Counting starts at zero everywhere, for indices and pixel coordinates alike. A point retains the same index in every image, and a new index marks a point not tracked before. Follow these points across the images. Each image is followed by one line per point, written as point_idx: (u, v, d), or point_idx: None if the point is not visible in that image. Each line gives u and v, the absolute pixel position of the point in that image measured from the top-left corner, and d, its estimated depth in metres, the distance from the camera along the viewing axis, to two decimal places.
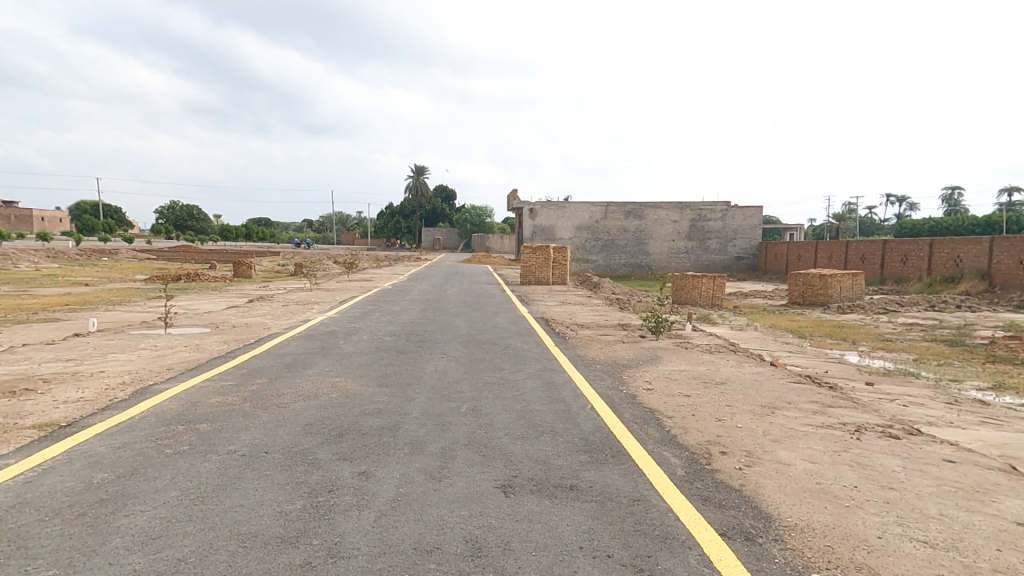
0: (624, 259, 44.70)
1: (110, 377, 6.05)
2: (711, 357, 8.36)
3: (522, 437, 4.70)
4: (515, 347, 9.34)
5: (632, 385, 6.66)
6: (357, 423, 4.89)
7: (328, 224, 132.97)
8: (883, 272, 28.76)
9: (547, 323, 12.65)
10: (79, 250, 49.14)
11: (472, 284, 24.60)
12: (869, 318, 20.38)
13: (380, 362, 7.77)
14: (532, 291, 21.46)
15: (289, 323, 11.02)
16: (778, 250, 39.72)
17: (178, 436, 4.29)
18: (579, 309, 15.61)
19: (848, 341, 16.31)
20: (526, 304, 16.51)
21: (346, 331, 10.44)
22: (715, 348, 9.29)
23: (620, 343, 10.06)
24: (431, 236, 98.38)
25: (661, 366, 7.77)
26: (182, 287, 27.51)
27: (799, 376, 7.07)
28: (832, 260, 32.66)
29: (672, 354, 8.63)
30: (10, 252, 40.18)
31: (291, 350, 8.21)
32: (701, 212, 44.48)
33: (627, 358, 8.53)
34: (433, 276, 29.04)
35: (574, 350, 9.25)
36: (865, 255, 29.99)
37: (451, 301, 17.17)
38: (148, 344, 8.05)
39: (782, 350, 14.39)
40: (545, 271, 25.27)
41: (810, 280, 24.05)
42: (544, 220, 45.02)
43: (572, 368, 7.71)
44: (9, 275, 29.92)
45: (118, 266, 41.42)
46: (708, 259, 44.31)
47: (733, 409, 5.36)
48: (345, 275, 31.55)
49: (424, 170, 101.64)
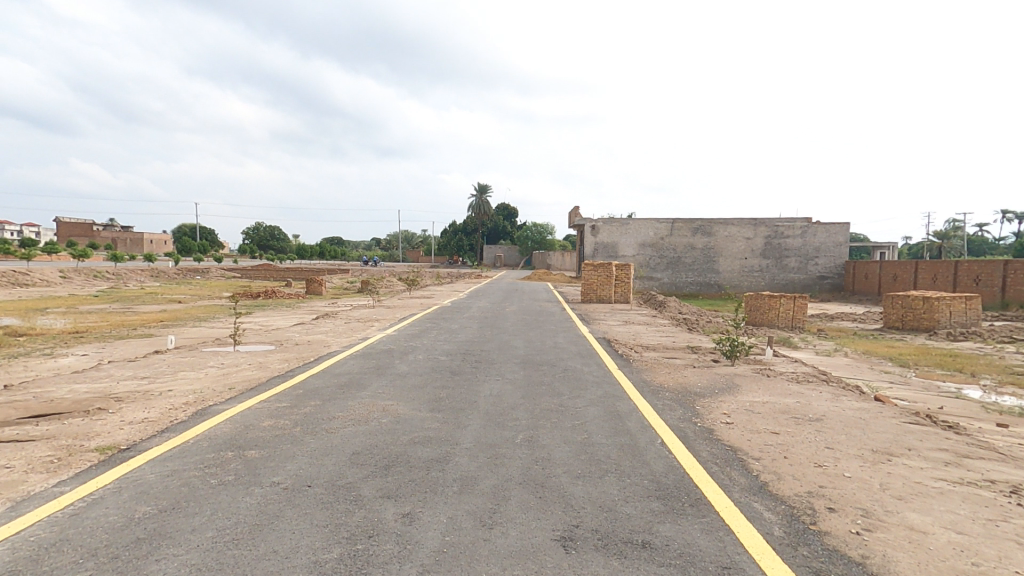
0: (691, 277, 42.74)
1: (176, 396, 6.16)
2: (799, 387, 7.42)
3: (584, 477, 4.17)
4: (575, 370, 8.80)
5: (708, 415, 5.95)
6: (405, 454, 4.58)
7: (395, 242, 138.33)
8: (1004, 296, 25.50)
9: (609, 343, 11.99)
10: (177, 270, 53.90)
11: (532, 301, 24.27)
12: (986, 347, 17.94)
13: (435, 384, 7.51)
14: (595, 309, 20.76)
15: (349, 341, 11.10)
16: (869, 269, 36.46)
17: (225, 464, 4.15)
18: (644, 329, 14.78)
19: (961, 373, 14.31)
20: (588, 323, 15.90)
21: (404, 350, 10.34)
22: (803, 377, 8.29)
23: (692, 368, 9.25)
24: (493, 254, 99.64)
25: (740, 395, 6.95)
26: (260, 304, 29.19)
27: (915, 415, 6.05)
28: (936, 281, 29.44)
29: (752, 383, 7.74)
30: (121, 273, 44.74)
31: (348, 370, 8.14)
32: (778, 228, 41.78)
33: (700, 384, 7.74)
34: (493, 293, 29.04)
35: (639, 374, 8.58)
36: (982, 276, 26.75)
37: (510, 319, 16.86)
38: (216, 361, 8.27)
39: (880, 381, 12.81)
40: (607, 289, 24.46)
41: (911, 303, 21.68)
42: (606, 237, 44.07)
43: (637, 394, 7.06)
44: (116, 293, 33.11)
45: (208, 283, 44.89)
46: (786, 278, 41.45)
47: (836, 451, 4.56)
48: (408, 292, 32.27)
49: (486, 189, 103.44)
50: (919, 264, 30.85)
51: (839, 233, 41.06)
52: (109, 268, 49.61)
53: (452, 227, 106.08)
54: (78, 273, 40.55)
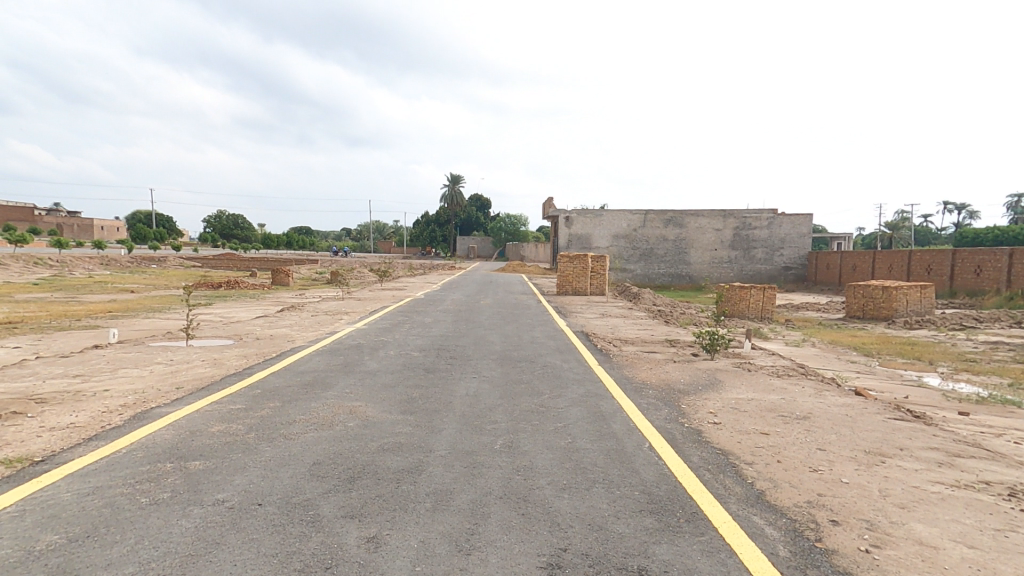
0: (663, 269, 43.12)
1: (113, 398, 5.54)
2: (782, 382, 7.26)
3: (569, 488, 3.83)
4: (553, 367, 8.48)
5: (695, 416, 5.69)
6: (372, 465, 4.14)
7: (365, 232, 135.66)
8: (952, 283, 26.47)
9: (587, 338, 11.72)
10: (131, 259, 51.25)
11: (506, 293, 23.89)
12: (943, 335, 18.54)
13: (406, 383, 7.06)
14: (569, 301, 20.54)
15: (315, 336, 10.49)
16: (831, 260, 37.50)
17: (161, 478, 3.65)
18: (620, 322, 14.58)
19: (923, 361, 14.64)
20: (564, 316, 15.65)
21: (373, 345, 9.81)
22: (782, 370, 8.17)
23: (671, 362, 9.06)
24: (466, 244, 98.80)
25: (724, 392, 6.74)
26: (220, 295, 27.91)
27: (897, 409, 5.95)
28: (891, 270, 30.42)
29: (734, 379, 7.56)
30: (68, 261, 42.20)
31: (313, 367, 7.59)
32: (746, 220, 42.47)
33: (682, 381, 7.52)
34: (466, 285, 28.55)
35: (619, 371, 8.32)
36: (933, 265, 27.67)
37: (485, 312, 16.44)
38: (164, 358, 7.61)
39: (848, 371, 13.00)
40: (582, 281, 24.27)
41: (871, 292, 22.22)
42: (580, 228, 44.01)
43: (620, 394, 6.77)
44: (62, 283, 31.14)
45: (166, 273, 42.80)
46: (753, 269, 42.27)
47: (831, 453, 4.35)
48: (378, 284, 31.42)
49: (459, 179, 102.27)
50: (875, 254, 31.73)
51: (804, 225, 42.02)
52: (57, 257, 46.84)
53: (425, 217, 104.72)
54: (21, 261, 38.07)
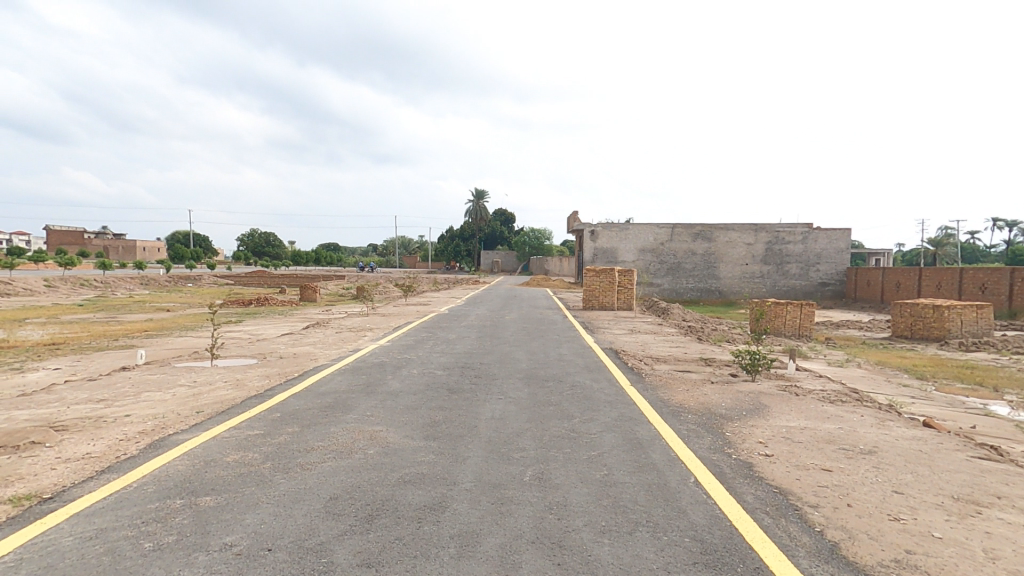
0: (692, 284, 42.12)
1: (132, 424, 5.37)
2: (836, 408, 6.66)
3: (610, 532, 3.41)
4: (584, 387, 8.04)
5: (744, 446, 5.19)
6: (392, 500, 3.79)
7: (391, 247, 137.62)
8: (1011, 304, 24.97)
9: (617, 355, 11.24)
10: (168, 276, 52.95)
11: (532, 308, 23.51)
12: (1001, 356, 17.31)
13: (430, 405, 6.74)
14: (597, 317, 20.04)
15: (339, 354, 10.30)
16: (871, 275, 35.96)
17: (168, 518, 3.37)
18: (651, 339, 14.01)
19: (983, 386, 13.60)
20: (592, 332, 15.18)
21: (396, 364, 9.55)
22: (834, 396, 7.54)
23: (710, 384, 8.52)
24: (490, 259, 99.19)
25: (773, 418, 6.21)
26: (251, 311, 28.37)
27: (975, 443, 5.33)
28: (940, 288, 28.93)
29: (781, 404, 7.00)
30: (109, 279, 43.84)
31: (335, 388, 7.35)
32: (779, 234, 41.25)
33: (724, 405, 6.99)
34: (491, 300, 28.32)
35: (654, 393, 7.83)
36: (988, 284, 26.21)
37: (511, 328, 16.11)
38: (188, 378, 7.49)
39: (901, 394, 12.13)
40: (609, 296, 23.73)
41: (921, 312, 21.03)
42: (606, 243, 43.48)
43: (658, 418, 6.29)
44: (103, 301, 32.20)
45: (200, 290, 43.99)
46: (787, 284, 40.90)
47: (910, 498, 3.82)
48: (404, 299, 31.49)
49: (484, 195, 103.06)
50: (922, 272, 30.28)
51: (841, 239, 40.53)
52: (99, 275, 48.62)
53: (450, 233, 105.74)
54: (65, 278, 39.61)
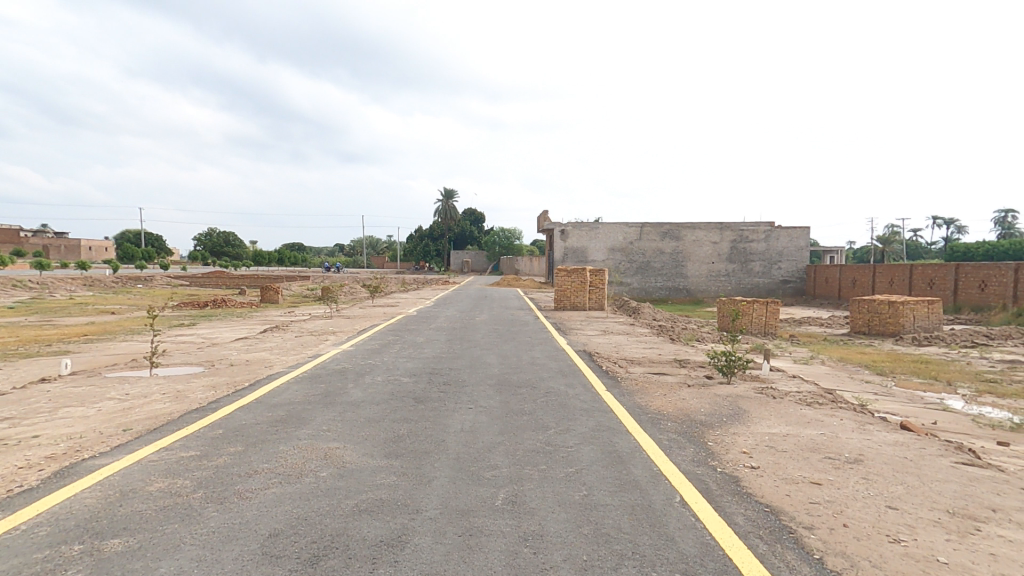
0: (660, 282, 42.54)
1: (42, 447, 4.67)
2: (815, 412, 6.48)
3: (591, 568, 3.03)
4: (558, 393, 7.69)
5: (728, 459, 4.91)
6: (343, 535, 3.31)
7: (358, 247, 134.92)
8: (956, 299, 26.02)
9: (591, 358, 10.94)
10: (118, 278, 50.18)
11: (503, 309, 23.10)
12: (954, 352, 17.89)
13: (394, 416, 6.25)
14: (568, 317, 19.80)
15: (296, 360, 9.63)
16: (830, 273, 37.08)
17: (63, 570, 2.80)
18: (623, 339, 13.79)
19: (941, 381, 13.92)
20: (564, 333, 14.89)
21: (359, 371, 8.96)
22: (810, 397, 7.40)
23: (686, 387, 8.31)
24: (460, 258, 98.41)
25: (754, 425, 5.98)
26: (207, 314, 27.02)
27: (957, 447, 5.19)
28: (893, 284, 29.96)
29: (759, 408, 6.79)
30: (50, 282, 41.14)
31: (288, 399, 6.74)
32: (743, 233, 42.06)
33: (703, 411, 6.74)
34: (462, 301, 27.77)
35: (631, 398, 7.53)
36: (936, 279, 27.24)
37: (481, 330, 15.64)
38: (120, 392, 6.75)
39: (866, 392, 12.28)
40: (581, 296, 23.55)
41: (877, 308, 21.63)
42: (575, 242, 43.49)
43: (637, 428, 5.96)
44: (42, 304, 30.10)
45: (152, 292, 41.80)
46: (751, 282, 41.80)
47: (907, 514, 3.58)
48: (371, 300, 30.61)
49: (452, 194, 102.12)
50: (876, 268, 31.31)
51: (801, 238, 41.65)
52: (39, 276, 45.60)
53: (418, 232, 104.30)
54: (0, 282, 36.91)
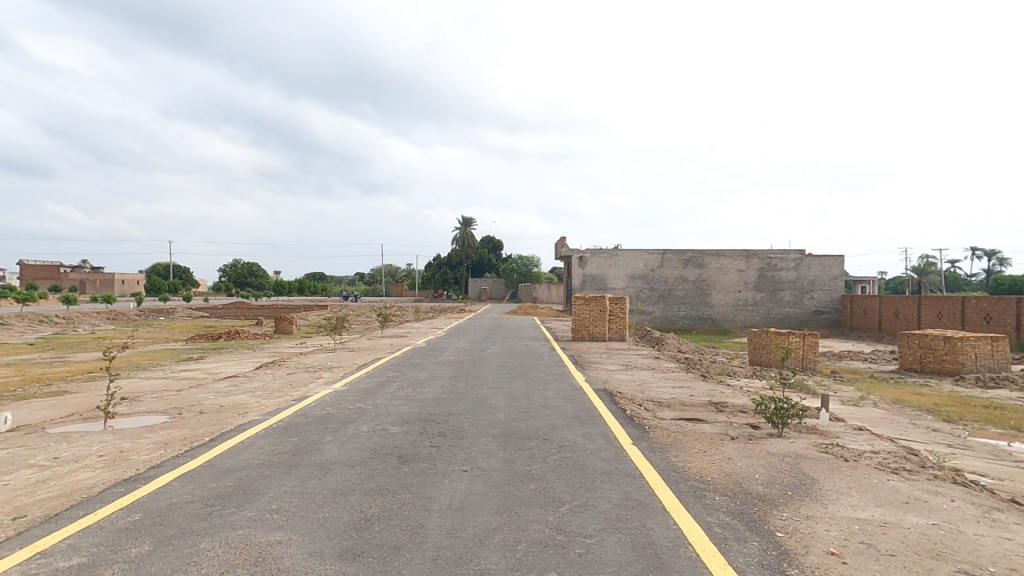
0: (684, 311, 40.86)
1: None
2: (908, 484, 5.04)
3: None
4: (576, 452, 6.34)
5: (810, 565, 3.53)
6: None
7: (377, 275, 135.88)
8: (1021, 336, 24.00)
9: (613, 399, 9.57)
10: (139, 310, 50.48)
11: (518, 340, 21.85)
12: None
13: (369, 486, 5.01)
14: (588, 350, 18.41)
15: (277, 406, 8.53)
16: (868, 303, 35.00)
17: None
18: (650, 376, 12.39)
19: (1020, 431, 12.07)
20: (583, 369, 13.53)
21: (342, 420, 7.76)
22: (891, 461, 5.95)
23: (730, 442, 6.90)
24: (477, 286, 97.93)
25: (831, 503, 4.57)
26: (216, 347, 26.34)
27: None
28: (941, 317, 27.90)
29: (832, 474, 5.37)
30: (72, 314, 41.61)
31: (245, 461, 5.57)
32: (771, 260, 40.23)
33: (758, 478, 5.34)
34: (475, 331, 26.62)
35: (664, 457, 6.15)
36: (993, 313, 25.33)
37: (492, 365, 14.40)
38: (51, 455, 5.70)
39: (935, 445, 10.56)
40: (600, 326, 22.18)
41: (930, 343, 19.80)
42: (595, 269, 42.28)
43: (677, 508, 4.57)
44: (58, 339, 29.98)
45: (169, 324, 41.74)
46: (781, 312, 39.77)
47: None
48: (383, 331, 29.66)
49: (470, 221, 102.55)
50: (921, 300, 29.35)
51: (834, 266, 39.64)
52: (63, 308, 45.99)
53: (437, 260, 104.23)
54: (23, 317, 37.20)
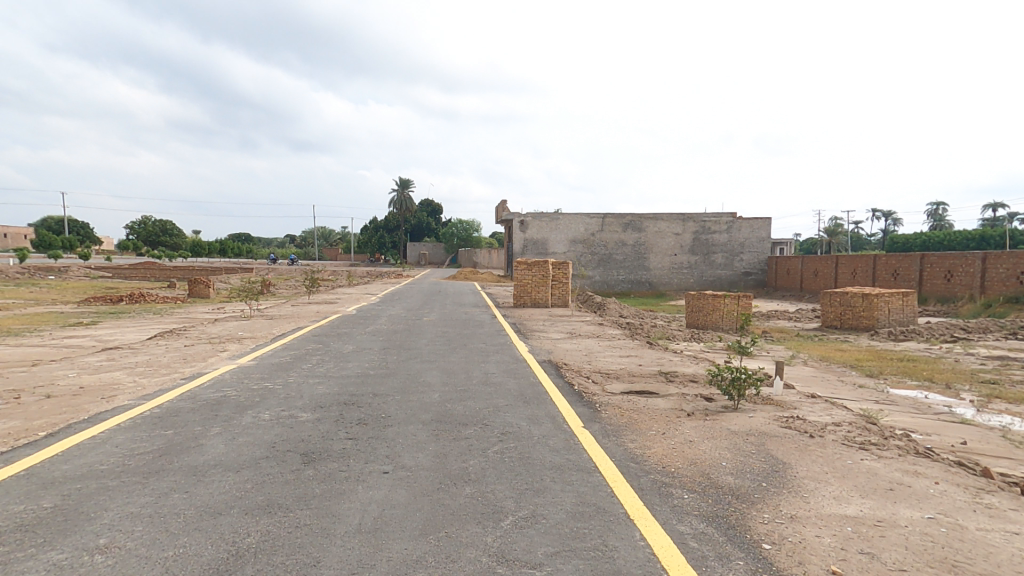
0: (622, 275, 41.30)
1: None
2: (883, 464, 4.49)
3: None
4: (520, 442, 5.45)
5: None
6: None
7: (308, 238, 128.66)
8: (921, 289, 25.65)
9: (559, 372, 8.82)
10: (24, 268, 44.33)
11: (456, 306, 20.79)
12: (935, 348, 16.85)
13: (253, 507, 3.83)
14: (530, 316, 17.67)
15: (157, 392, 7.05)
16: (791, 265, 36.74)
17: None
18: (596, 344, 11.79)
19: (936, 383, 12.62)
20: (525, 337, 12.74)
21: (239, 407, 6.45)
22: (855, 434, 5.54)
23: (688, 419, 6.31)
24: (416, 251, 94.97)
25: (812, 496, 3.92)
26: (111, 311, 23.19)
27: None
28: (856, 275, 29.63)
29: (802, 457, 4.76)
30: None
31: (80, 479, 4.24)
32: (705, 223, 41.20)
33: (727, 466, 4.70)
34: (412, 297, 25.23)
35: (619, 442, 5.40)
36: (900, 270, 27.03)
37: (427, 334, 13.29)
38: None
39: (867, 403, 10.72)
40: (543, 291, 21.49)
41: (850, 300, 20.74)
42: (536, 233, 41.60)
43: (642, 514, 3.78)
44: None
45: (60, 286, 36.83)
46: (713, 274, 41.07)
47: None
48: (310, 296, 27.50)
49: (408, 184, 98.56)
50: (838, 259, 31.03)
51: (762, 229, 41.06)
52: None
53: (373, 224, 99.77)
54: None
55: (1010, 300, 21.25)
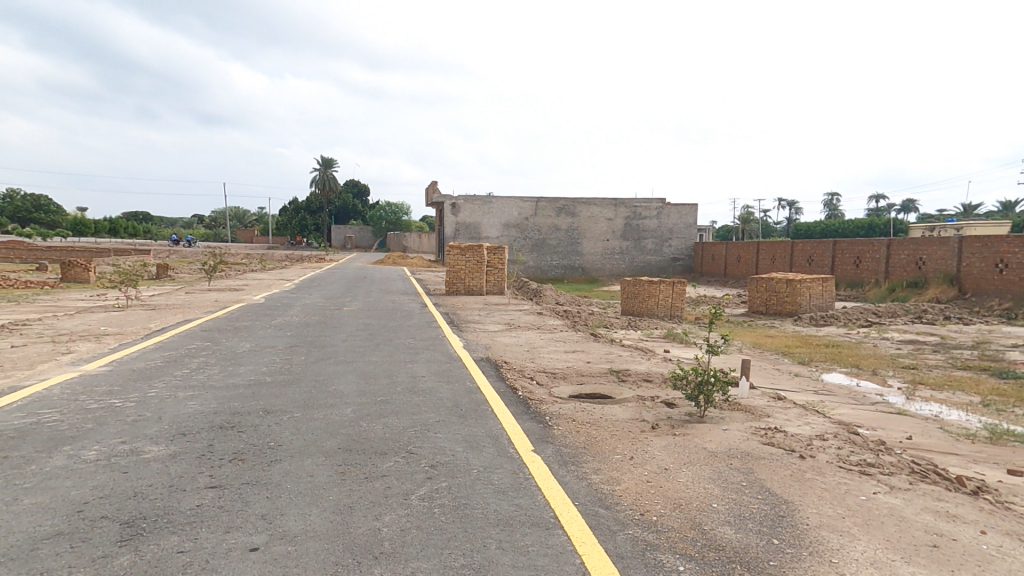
0: (556, 260, 40.86)
1: None
2: (903, 500, 3.68)
3: None
4: (452, 479, 4.13)
5: None
6: None
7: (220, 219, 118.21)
8: (833, 274, 27.06)
9: (498, 373, 7.57)
10: None
11: (382, 294, 18.94)
12: (854, 333, 17.49)
13: None
14: (462, 304, 16.33)
15: None
16: (716, 251, 37.92)
17: None
18: (536, 337, 10.69)
19: (864, 369, 12.78)
20: (457, 329, 11.41)
21: (55, 441, 4.62)
22: (845, 450, 4.78)
23: (653, 434, 5.29)
24: (341, 234, 89.84)
25: (846, 563, 2.96)
26: None
27: None
28: (775, 261, 30.91)
29: (805, 491, 3.86)
30: None
31: None
32: (636, 209, 41.58)
33: (721, 508, 3.67)
34: (333, 283, 22.94)
35: (581, 475, 4.24)
36: (814, 257, 28.39)
37: (345, 327, 11.59)
38: None
39: (809, 394, 10.48)
40: (476, 278, 20.15)
41: (775, 287, 21.23)
42: (468, 217, 40.03)
43: None
44: None
45: None
46: (643, 260, 41.63)
47: None
48: (214, 281, 24.30)
49: (332, 163, 92.72)
50: (759, 245, 32.21)
51: (689, 215, 42.04)
52: None
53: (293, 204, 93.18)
54: None
55: (912, 284, 22.71)
